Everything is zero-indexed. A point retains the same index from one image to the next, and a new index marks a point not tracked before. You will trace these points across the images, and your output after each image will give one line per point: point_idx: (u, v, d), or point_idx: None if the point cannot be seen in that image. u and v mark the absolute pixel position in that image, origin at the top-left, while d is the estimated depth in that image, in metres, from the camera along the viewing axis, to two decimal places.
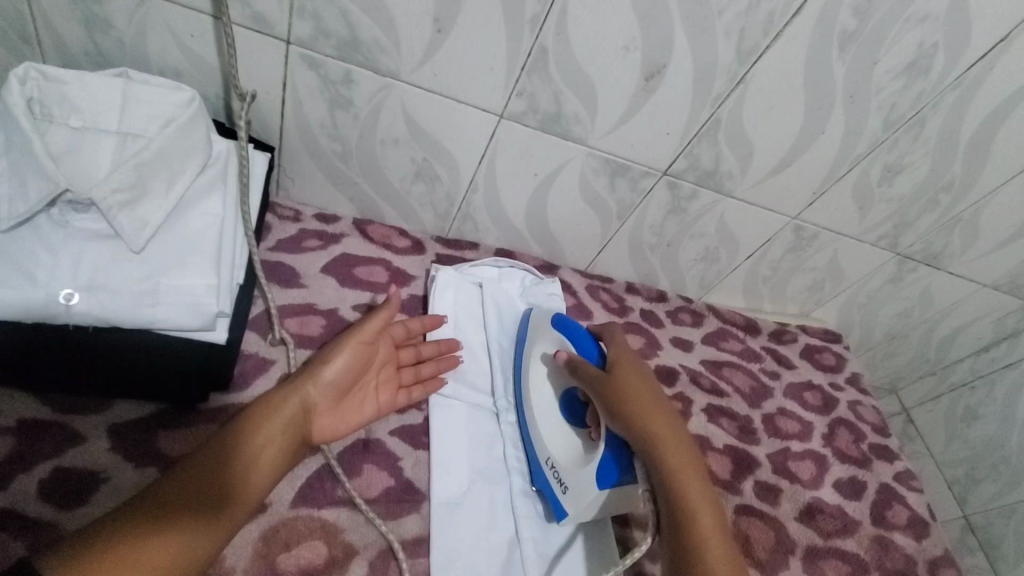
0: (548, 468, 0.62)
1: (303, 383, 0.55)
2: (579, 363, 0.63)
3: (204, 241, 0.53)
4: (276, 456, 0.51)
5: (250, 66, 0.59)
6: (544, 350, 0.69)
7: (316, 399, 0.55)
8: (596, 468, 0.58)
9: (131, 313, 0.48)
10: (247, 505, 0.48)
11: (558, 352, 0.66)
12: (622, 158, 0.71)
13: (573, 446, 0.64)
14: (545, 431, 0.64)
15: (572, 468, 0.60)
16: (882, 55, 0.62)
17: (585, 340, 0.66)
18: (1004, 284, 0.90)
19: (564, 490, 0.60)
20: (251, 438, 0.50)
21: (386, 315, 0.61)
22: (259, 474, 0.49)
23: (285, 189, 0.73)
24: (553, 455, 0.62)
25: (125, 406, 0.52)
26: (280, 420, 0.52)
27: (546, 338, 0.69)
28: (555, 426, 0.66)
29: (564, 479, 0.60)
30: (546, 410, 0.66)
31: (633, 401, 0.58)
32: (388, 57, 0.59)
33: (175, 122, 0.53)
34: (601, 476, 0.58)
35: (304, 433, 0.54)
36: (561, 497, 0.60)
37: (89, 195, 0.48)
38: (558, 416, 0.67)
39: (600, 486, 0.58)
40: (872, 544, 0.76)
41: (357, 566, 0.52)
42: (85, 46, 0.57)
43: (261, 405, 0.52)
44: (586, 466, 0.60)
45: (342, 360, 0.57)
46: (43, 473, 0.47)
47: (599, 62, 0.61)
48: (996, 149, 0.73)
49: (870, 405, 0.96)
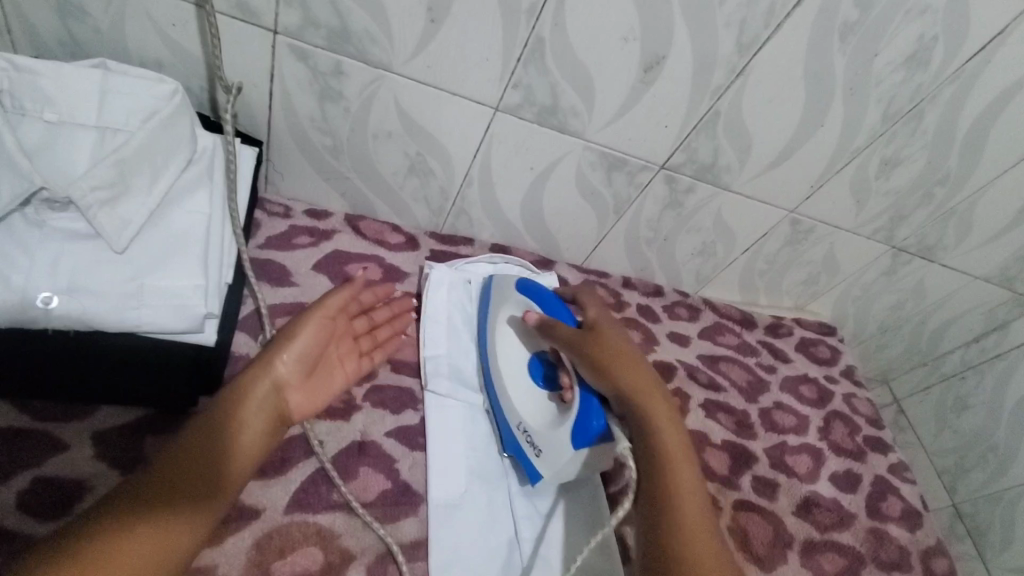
0: (520, 432, 0.61)
1: (272, 360, 0.53)
2: (554, 325, 0.63)
3: (190, 240, 0.51)
4: (252, 444, 0.49)
5: (235, 57, 0.57)
6: (511, 313, 0.68)
7: (286, 376, 0.53)
8: (570, 428, 0.58)
9: (115, 316, 0.46)
10: (223, 499, 0.46)
11: (527, 314, 0.65)
12: (621, 152, 0.70)
13: (543, 408, 0.63)
14: (515, 395, 0.63)
15: (544, 432, 0.60)
16: (882, 47, 0.61)
17: (553, 302, 0.66)
18: (996, 277, 0.90)
19: (538, 453, 0.59)
20: (225, 425, 0.49)
21: (352, 290, 0.60)
22: (236, 463, 0.48)
23: (274, 185, 0.71)
24: (526, 418, 0.61)
25: (109, 412, 0.51)
26: (253, 403, 0.50)
27: (512, 302, 0.68)
28: (526, 388, 0.64)
29: (537, 442, 0.60)
30: (516, 374, 0.65)
31: (618, 359, 0.59)
32: (380, 48, 0.57)
33: (157, 115, 0.51)
34: (577, 436, 0.57)
35: (281, 410, 0.52)
36: (535, 461, 0.60)
37: (66, 192, 0.46)
38: (529, 378, 0.65)
39: (576, 445, 0.57)
40: (868, 537, 0.77)
41: (354, 572, 0.51)
42: (60, 35, 0.54)
43: (230, 390, 0.50)
44: (559, 427, 0.59)
45: (310, 333, 0.56)
46: (23, 483, 0.45)
47: (598, 53, 0.59)
48: (993, 142, 0.73)
49: (863, 397, 0.97)
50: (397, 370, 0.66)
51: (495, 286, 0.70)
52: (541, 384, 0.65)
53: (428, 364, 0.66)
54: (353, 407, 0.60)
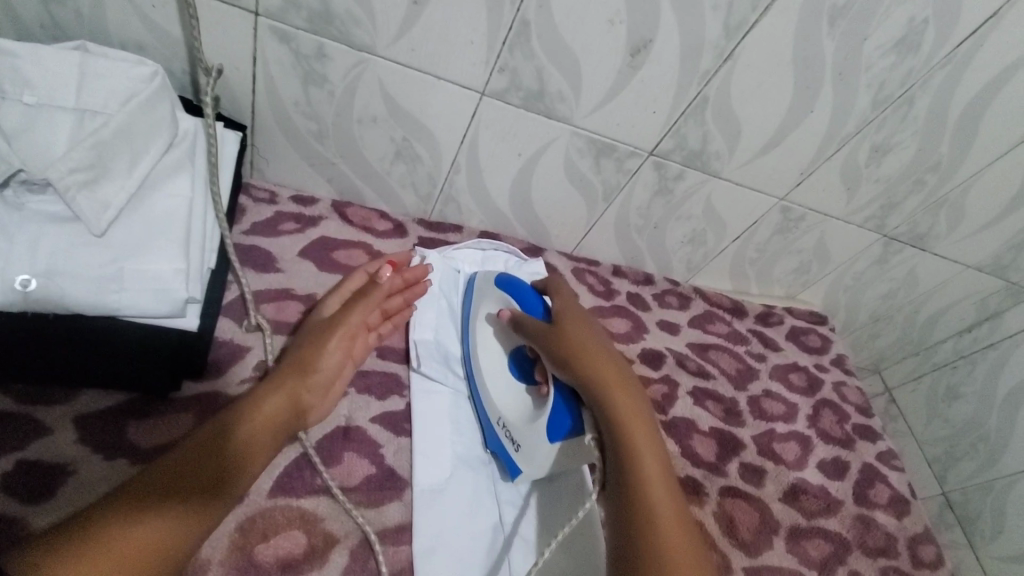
0: (500, 429, 0.62)
1: (293, 383, 0.55)
2: (523, 320, 0.63)
3: (171, 224, 0.51)
4: (263, 455, 0.50)
5: (217, 39, 0.56)
6: (488, 310, 0.69)
7: (306, 396, 0.55)
8: (546, 421, 0.58)
9: (94, 299, 0.45)
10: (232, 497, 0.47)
11: (502, 313, 0.67)
12: (609, 138, 0.69)
13: (522, 403, 0.63)
14: (493, 390, 0.64)
15: (521, 425, 0.60)
16: (872, 30, 0.61)
17: (527, 295, 0.66)
18: (988, 265, 0.90)
19: (516, 447, 0.60)
20: (233, 433, 0.49)
21: (373, 299, 0.63)
22: (249, 470, 0.49)
23: (260, 170, 0.71)
24: (505, 414, 0.62)
25: (93, 396, 0.51)
26: (266, 417, 0.52)
27: (489, 298, 0.69)
28: (504, 383, 0.65)
29: (516, 438, 0.60)
30: (494, 369, 0.66)
31: (580, 352, 0.57)
32: (363, 30, 0.56)
33: (137, 98, 0.51)
34: (552, 431, 0.58)
35: (296, 425, 0.54)
36: (513, 455, 0.60)
37: (44, 174, 0.46)
38: (507, 374, 0.66)
39: (549, 438, 0.58)
40: (855, 523, 0.77)
41: (336, 556, 0.51)
42: (40, 16, 0.53)
43: (245, 405, 0.52)
44: (535, 422, 0.60)
45: (334, 352, 0.59)
46: (5, 465, 0.45)
47: (584, 36, 0.58)
48: (984, 128, 0.72)
49: (854, 385, 0.97)
50: (382, 357, 0.66)
51: (479, 282, 0.71)
52: (520, 378, 0.66)
53: (417, 347, 0.66)
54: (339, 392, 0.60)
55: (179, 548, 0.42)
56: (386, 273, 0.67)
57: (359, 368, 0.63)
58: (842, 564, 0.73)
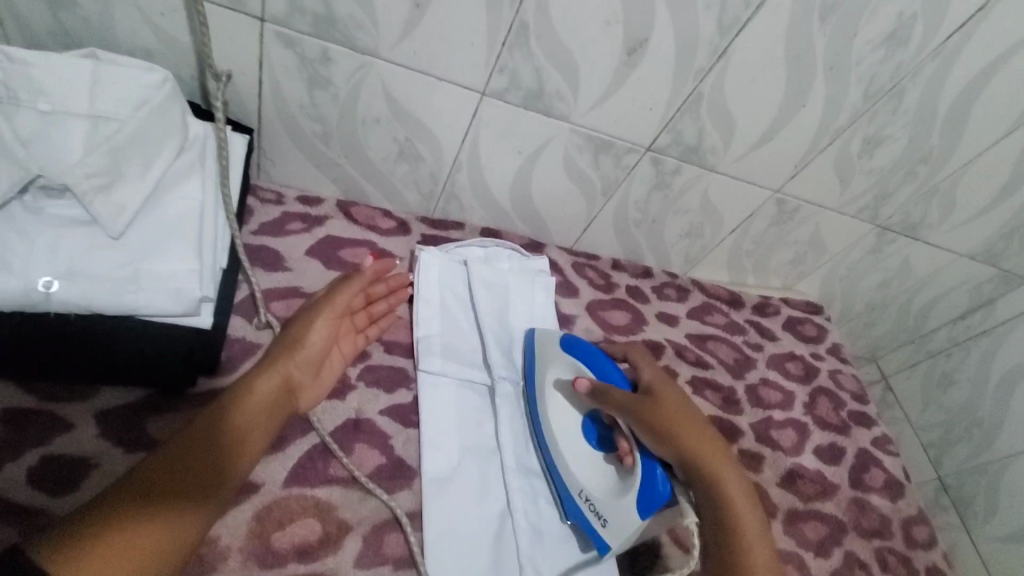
0: (581, 500, 0.60)
1: (286, 363, 0.56)
2: (608, 390, 0.62)
3: (183, 225, 0.53)
4: (258, 439, 0.52)
5: (223, 45, 0.58)
6: (559, 376, 0.67)
7: (297, 374, 0.57)
8: (636, 497, 0.57)
9: (112, 300, 0.47)
10: (233, 484, 0.49)
11: (577, 381, 0.64)
12: (606, 134, 0.71)
13: (606, 476, 0.62)
14: (573, 461, 0.63)
15: (608, 502, 0.59)
16: (863, 26, 0.62)
17: (605, 366, 0.66)
18: (980, 253, 0.92)
19: (604, 523, 0.58)
20: (231, 418, 0.51)
21: (358, 283, 0.65)
22: (245, 459, 0.51)
23: (266, 171, 0.72)
24: (586, 485, 0.61)
25: (112, 393, 0.52)
26: (259, 396, 0.53)
27: (560, 363, 0.67)
28: (584, 453, 0.64)
29: (604, 514, 0.58)
30: (571, 437, 0.64)
31: (682, 428, 0.59)
32: (366, 33, 0.58)
33: (148, 104, 0.52)
34: (642, 505, 0.56)
35: (291, 406, 0.56)
36: (601, 532, 0.58)
37: (63, 180, 0.48)
38: (585, 441, 0.65)
39: (641, 514, 0.56)
40: (850, 506, 0.80)
41: (351, 542, 0.53)
42: (50, 25, 0.55)
43: (238, 386, 0.54)
44: (624, 496, 0.58)
45: (322, 330, 0.60)
46: (31, 461, 0.47)
47: (582, 37, 0.60)
48: (973, 120, 0.74)
49: (849, 373, 0.99)
50: (390, 351, 0.68)
51: (538, 341, 0.70)
52: (597, 446, 0.65)
53: (420, 343, 0.68)
54: (348, 386, 0.63)
55: (184, 533, 0.44)
56: (370, 267, 0.67)
57: (366, 363, 0.65)
58: (838, 546, 0.75)
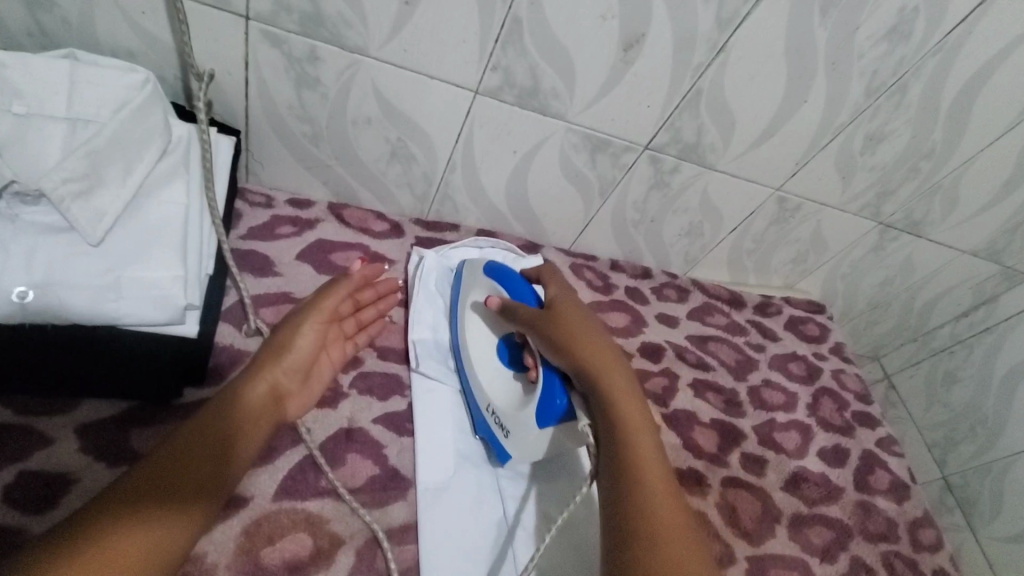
0: (489, 414, 0.62)
1: (275, 370, 0.55)
2: (515, 307, 0.62)
3: (166, 230, 0.51)
4: (243, 452, 0.50)
5: (208, 44, 0.56)
6: (477, 299, 0.68)
7: (287, 382, 0.55)
8: (536, 409, 0.57)
9: (92, 309, 0.46)
10: (213, 503, 0.47)
11: (489, 299, 0.65)
12: (603, 133, 0.69)
13: (512, 389, 0.62)
14: (483, 376, 0.64)
15: (511, 412, 0.60)
16: (865, 20, 0.61)
17: (516, 283, 0.65)
18: (983, 250, 0.90)
19: (506, 434, 0.60)
20: (213, 431, 0.49)
21: (345, 288, 0.63)
22: (227, 474, 0.48)
23: (255, 174, 0.70)
24: (494, 400, 0.62)
25: (94, 405, 0.51)
26: (244, 408, 0.51)
27: (478, 286, 0.68)
28: (493, 369, 0.65)
29: (506, 424, 0.60)
30: (483, 356, 0.65)
31: (578, 337, 0.56)
32: (355, 32, 0.56)
33: (129, 105, 0.50)
34: (541, 416, 0.56)
35: (279, 415, 0.54)
36: (502, 441, 0.60)
37: (37, 185, 0.45)
38: (496, 360, 0.65)
39: (539, 424, 0.56)
40: (856, 510, 0.78)
41: (343, 557, 0.51)
42: (28, 26, 0.53)
43: (222, 397, 0.51)
44: (525, 408, 0.59)
45: (312, 336, 0.58)
46: (9, 477, 0.45)
47: (576, 33, 0.58)
48: (977, 115, 0.73)
49: (852, 373, 0.97)
50: (382, 357, 0.66)
51: (466, 272, 0.70)
52: (508, 364, 0.65)
53: (414, 348, 0.67)
54: (341, 394, 0.61)
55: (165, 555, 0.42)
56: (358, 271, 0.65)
57: (358, 369, 0.64)
58: (844, 551, 0.73)
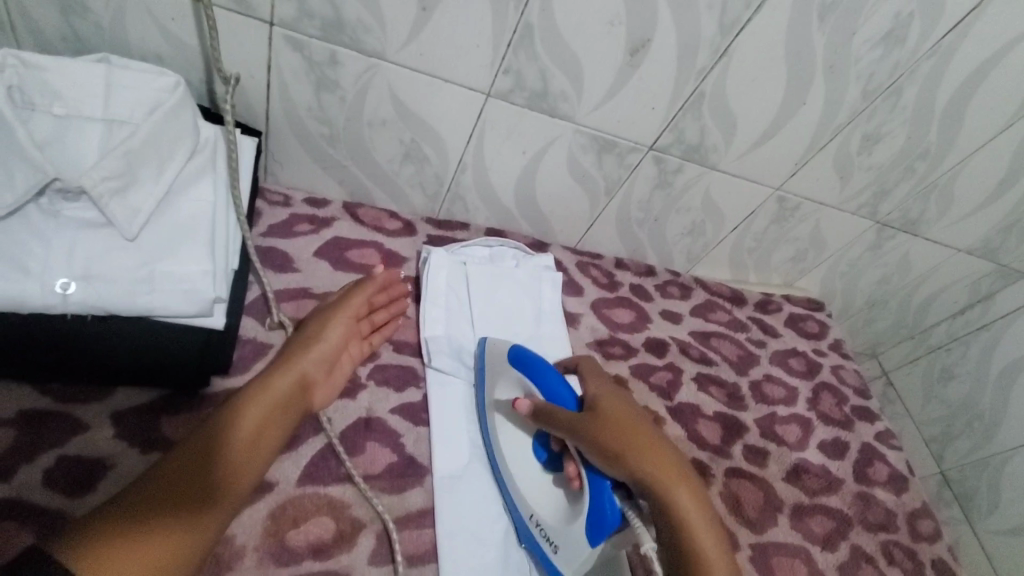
0: (534, 526, 0.58)
1: (301, 360, 0.57)
2: (554, 410, 0.58)
3: (195, 226, 0.53)
4: (272, 439, 0.52)
5: (233, 49, 0.59)
6: (504, 395, 0.65)
7: (313, 372, 0.57)
8: (585, 524, 0.54)
9: (127, 301, 0.48)
10: (241, 489, 0.49)
11: (520, 401, 0.61)
12: (609, 134, 0.72)
13: (557, 502, 0.59)
14: (523, 485, 0.60)
15: (558, 527, 0.56)
16: (861, 24, 0.63)
17: (548, 379, 0.62)
18: (978, 249, 0.93)
19: (555, 549, 0.56)
20: (241, 420, 0.51)
21: (368, 289, 0.65)
22: (257, 459, 0.50)
23: (274, 174, 0.73)
24: (537, 510, 0.58)
25: (127, 393, 0.53)
26: (274, 395, 0.53)
27: (505, 382, 0.65)
28: (533, 478, 0.61)
29: (553, 539, 0.56)
30: (520, 463, 0.62)
31: (633, 446, 0.55)
32: (374, 37, 0.59)
33: (161, 107, 0.53)
34: (592, 532, 0.53)
35: (305, 405, 0.56)
36: (552, 557, 0.56)
37: (78, 183, 0.48)
38: (534, 465, 0.62)
39: (591, 542, 0.53)
40: (855, 500, 0.80)
41: (365, 540, 0.53)
42: (62, 31, 0.55)
43: (254, 387, 0.54)
44: (573, 521, 0.55)
45: (336, 330, 0.61)
46: (48, 462, 0.47)
47: (585, 38, 0.61)
48: (969, 116, 0.75)
49: (851, 369, 1.00)
50: (398, 351, 0.68)
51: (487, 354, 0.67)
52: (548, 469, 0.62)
53: (429, 344, 0.68)
54: (359, 386, 0.63)
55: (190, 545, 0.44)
56: (381, 272, 0.68)
57: (375, 362, 0.66)
58: (844, 539, 0.75)
